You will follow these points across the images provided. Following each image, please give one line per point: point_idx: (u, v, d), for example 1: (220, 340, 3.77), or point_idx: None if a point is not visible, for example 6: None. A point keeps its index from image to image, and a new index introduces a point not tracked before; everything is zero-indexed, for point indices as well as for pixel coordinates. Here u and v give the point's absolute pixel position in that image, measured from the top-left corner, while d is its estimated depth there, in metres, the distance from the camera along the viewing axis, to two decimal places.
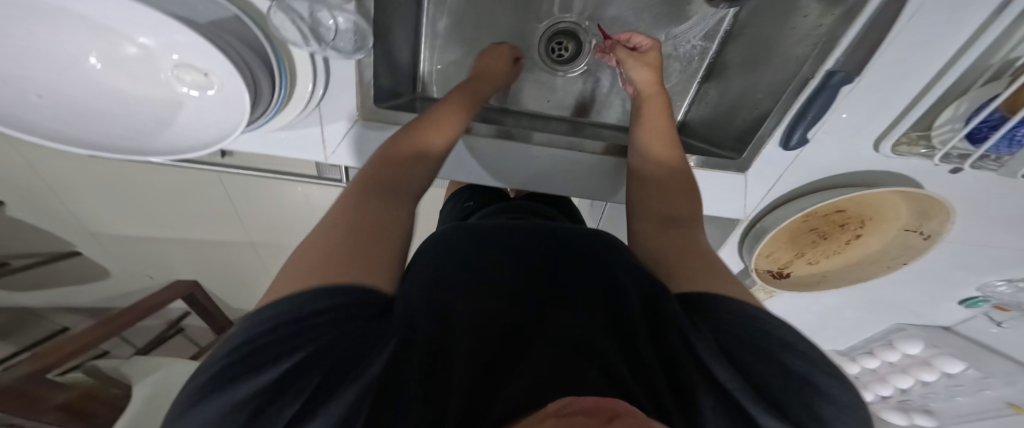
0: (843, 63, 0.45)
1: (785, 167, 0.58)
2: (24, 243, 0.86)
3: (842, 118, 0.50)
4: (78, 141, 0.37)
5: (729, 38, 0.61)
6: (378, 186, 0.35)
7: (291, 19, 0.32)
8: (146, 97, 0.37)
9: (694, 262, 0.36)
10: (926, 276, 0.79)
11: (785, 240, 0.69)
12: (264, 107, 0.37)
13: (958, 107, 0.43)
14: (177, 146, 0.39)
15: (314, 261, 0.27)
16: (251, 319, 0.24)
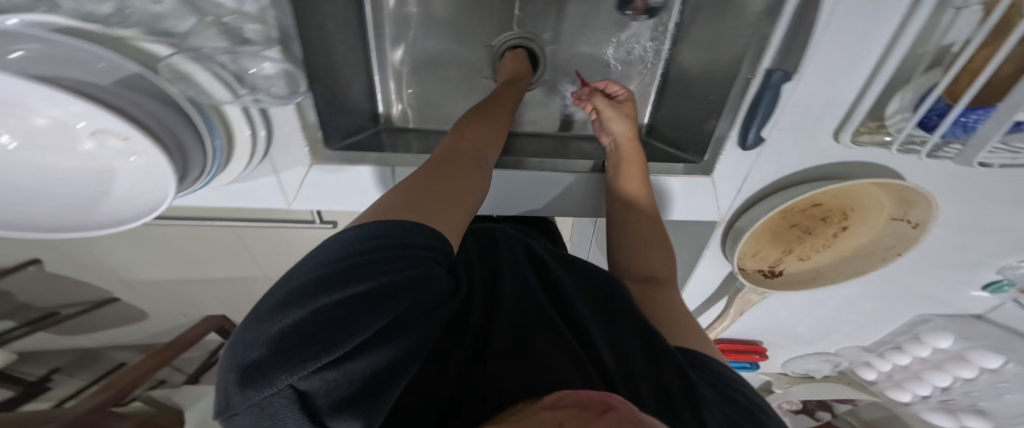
0: (780, 62, 0.44)
1: (750, 165, 0.56)
2: (69, 295, 0.95)
3: (794, 113, 0.49)
4: (30, 220, 0.40)
5: (678, 36, 0.59)
6: (439, 167, 0.44)
7: (208, 69, 0.35)
8: (77, 169, 0.39)
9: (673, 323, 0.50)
10: (940, 264, 0.73)
11: (768, 239, 0.67)
12: (193, 155, 0.38)
13: (903, 97, 0.41)
14: (121, 214, 0.42)
15: (401, 203, 0.36)
16: (346, 245, 0.31)
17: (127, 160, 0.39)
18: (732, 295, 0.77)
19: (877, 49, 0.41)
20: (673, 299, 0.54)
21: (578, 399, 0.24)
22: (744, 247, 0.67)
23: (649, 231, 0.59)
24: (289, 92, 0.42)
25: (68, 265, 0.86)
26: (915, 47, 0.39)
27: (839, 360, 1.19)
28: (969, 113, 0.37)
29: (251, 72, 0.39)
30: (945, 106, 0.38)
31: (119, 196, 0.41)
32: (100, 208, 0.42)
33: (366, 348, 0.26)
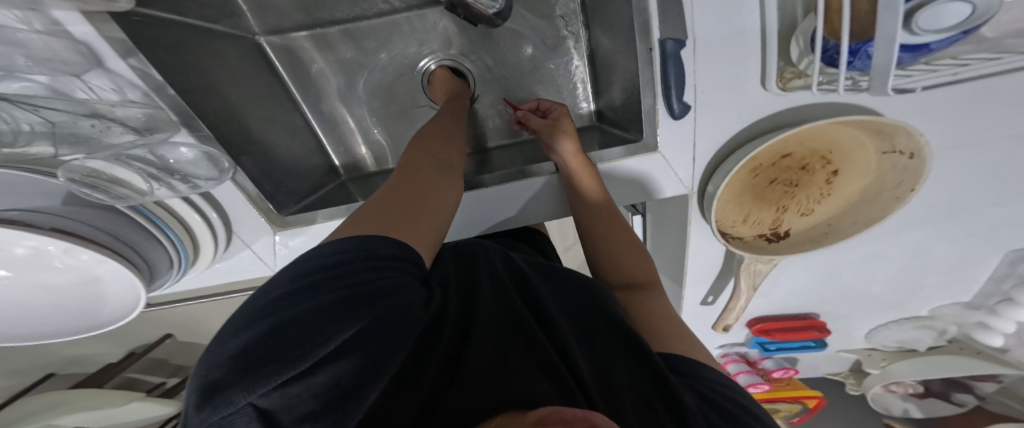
0: (667, 31, 0.46)
1: (693, 133, 0.53)
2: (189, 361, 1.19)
3: (706, 72, 0.48)
4: (81, 319, 0.56)
5: (588, 20, 0.63)
6: (407, 182, 0.48)
7: (131, 167, 0.49)
8: (69, 284, 0.51)
9: (660, 331, 0.46)
10: (979, 177, 0.59)
11: (752, 201, 0.58)
12: (151, 246, 0.51)
13: (799, 41, 0.42)
14: (121, 309, 0.54)
15: (369, 220, 0.41)
16: (309, 266, 0.35)
17: (101, 269, 0.49)
18: (735, 269, 0.67)
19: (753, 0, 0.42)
20: (655, 301, 0.52)
21: (562, 417, 0.23)
22: (728, 215, 0.59)
23: (614, 227, 0.60)
24: (213, 169, 0.54)
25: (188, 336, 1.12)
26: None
27: (942, 326, 0.90)
28: (857, 47, 0.36)
29: (172, 161, 0.53)
30: (835, 46, 0.38)
31: (111, 297, 0.53)
32: (103, 308, 0.54)
33: (327, 362, 0.29)
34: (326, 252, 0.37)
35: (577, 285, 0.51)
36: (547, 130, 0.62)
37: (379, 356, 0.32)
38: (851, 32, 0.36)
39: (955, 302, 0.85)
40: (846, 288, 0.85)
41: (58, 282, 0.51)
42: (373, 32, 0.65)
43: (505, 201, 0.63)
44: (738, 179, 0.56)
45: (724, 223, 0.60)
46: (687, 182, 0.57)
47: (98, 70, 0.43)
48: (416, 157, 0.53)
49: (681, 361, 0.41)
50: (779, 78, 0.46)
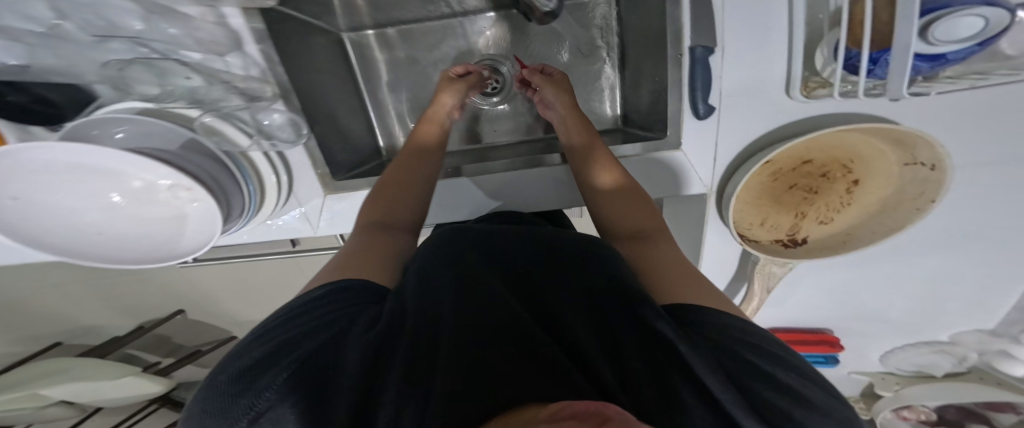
0: (698, 38, 0.48)
1: (716, 134, 0.55)
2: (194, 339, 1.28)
3: (733, 78, 0.50)
4: (141, 257, 0.54)
5: (622, 30, 0.67)
6: (375, 226, 0.54)
7: (233, 123, 0.51)
8: (161, 216, 0.52)
9: (675, 279, 0.43)
10: (999, 197, 0.60)
11: (771, 205, 0.60)
12: (240, 200, 0.53)
13: (824, 51, 0.44)
14: (191, 248, 0.53)
15: (333, 268, 0.47)
16: (255, 335, 0.39)
17: (191, 207, 0.51)
18: (750, 272, 0.67)
19: (783, 12, 0.45)
20: (662, 249, 0.48)
21: (576, 412, 0.21)
22: (745, 217, 0.61)
23: (623, 196, 0.56)
24: (295, 134, 0.58)
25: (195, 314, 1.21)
26: (815, 12, 0.44)
27: (962, 352, 0.86)
28: (878, 55, 0.38)
29: (265, 123, 0.56)
30: (856, 54, 0.40)
31: (189, 236, 0.53)
32: (176, 244, 0.53)
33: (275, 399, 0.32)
34: (263, 328, 0.40)
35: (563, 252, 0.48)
36: (547, 86, 0.64)
37: (334, 375, 0.34)
38: (871, 40, 0.38)
39: (977, 329, 0.82)
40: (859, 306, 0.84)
41: (147, 216, 0.52)
42: (428, 31, 0.71)
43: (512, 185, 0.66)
44: (757, 180, 0.58)
45: (742, 224, 0.62)
46: (707, 180, 0.59)
47: (236, 51, 0.51)
48: (392, 192, 0.59)
49: (700, 312, 0.37)
50: (802, 86, 0.47)
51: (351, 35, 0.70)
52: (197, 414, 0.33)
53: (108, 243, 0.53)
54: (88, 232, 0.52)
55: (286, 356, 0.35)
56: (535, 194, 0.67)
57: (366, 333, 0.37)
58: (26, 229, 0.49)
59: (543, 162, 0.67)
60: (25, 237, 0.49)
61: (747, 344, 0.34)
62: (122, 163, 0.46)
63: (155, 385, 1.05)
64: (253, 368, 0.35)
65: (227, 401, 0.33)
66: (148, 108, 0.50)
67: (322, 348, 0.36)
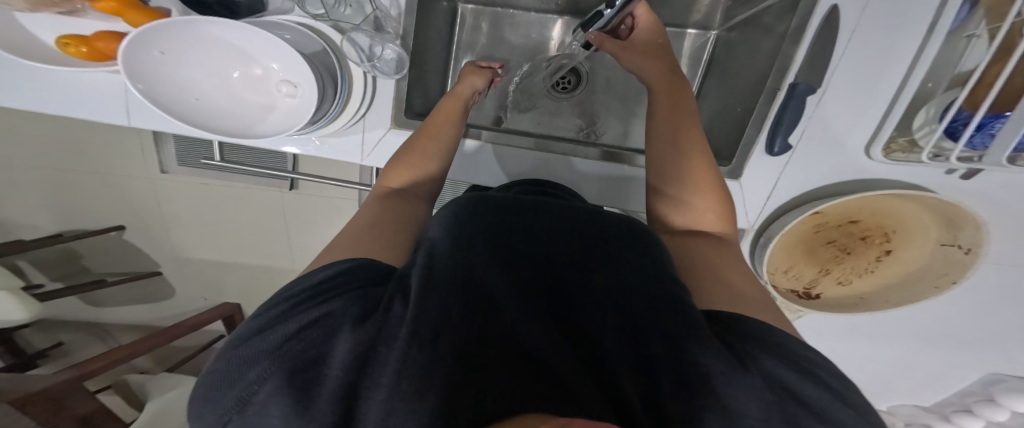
0: (803, 77, 0.50)
1: (781, 172, 0.55)
2: (128, 261, 1.19)
3: (819, 124, 0.52)
4: (215, 128, 0.49)
5: (709, 70, 0.64)
6: (391, 194, 0.52)
7: (354, 47, 0.54)
8: (256, 102, 0.51)
9: (733, 278, 0.41)
10: (991, 298, 0.66)
11: (802, 254, 0.65)
12: (328, 108, 0.52)
13: (928, 112, 0.46)
14: (267, 133, 0.49)
15: (351, 233, 0.45)
16: (260, 309, 0.36)
17: (286, 103, 0.51)
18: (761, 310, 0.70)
19: (900, 71, 0.48)
20: (722, 254, 0.44)
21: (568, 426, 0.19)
22: (775, 260, 0.65)
23: (704, 178, 0.48)
24: (395, 72, 0.56)
25: (140, 233, 1.11)
26: (928, 80, 0.47)
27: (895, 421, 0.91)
28: (989, 120, 0.39)
29: (378, 54, 0.56)
30: (965, 117, 0.41)
31: (268, 125, 0.50)
32: (254, 128, 0.50)
33: (277, 383, 0.29)
34: (271, 305, 0.36)
35: (595, 234, 0.42)
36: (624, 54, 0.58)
37: (335, 355, 0.31)
38: (992, 104, 0.40)
39: (914, 405, 0.91)
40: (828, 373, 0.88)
41: (242, 101, 0.51)
42: (526, 19, 0.76)
43: (547, 161, 0.70)
44: (805, 226, 0.62)
45: (770, 267, 0.66)
46: (751, 217, 0.58)
47: None
48: (409, 160, 0.55)
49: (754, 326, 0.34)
50: (884, 147, 0.50)
51: (469, 6, 0.75)
52: (201, 401, 0.31)
53: (198, 111, 0.49)
54: (182, 96, 0.49)
55: (290, 336, 0.32)
56: (572, 173, 0.70)
57: (363, 320, 0.33)
58: (150, 76, 0.46)
59: (581, 154, 0.69)
60: (142, 81, 0.45)
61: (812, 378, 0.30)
62: (262, 49, 0.47)
63: (20, 309, 0.99)
64: (249, 358, 0.31)
65: (225, 391, 0.30)
66: (310, 24, 0.53)
67: (316, 336, 0.32)
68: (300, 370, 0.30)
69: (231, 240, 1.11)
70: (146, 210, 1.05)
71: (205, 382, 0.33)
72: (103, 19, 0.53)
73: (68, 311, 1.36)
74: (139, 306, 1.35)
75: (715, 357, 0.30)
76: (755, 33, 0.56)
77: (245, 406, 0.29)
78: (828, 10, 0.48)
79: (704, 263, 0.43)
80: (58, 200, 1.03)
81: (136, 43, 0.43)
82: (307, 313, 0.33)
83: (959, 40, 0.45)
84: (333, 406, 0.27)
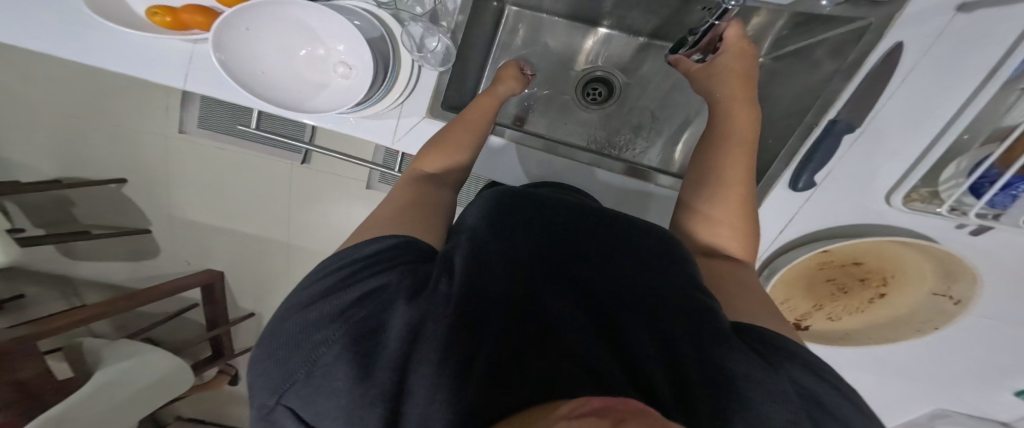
0: (846, 113, 0.50)
1: (799, 207, 0.57)
2: (118, 217, 1.14)
3: (844, 165, 0.53)
4: (272, 100, 0.48)
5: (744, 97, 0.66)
6: (420, 177, 0.51)
7: (406, 37, 0.54)
8: (314, 81, 0.51)
9: (741, 296, 0.43)
10: (968, 347, 0.71)
11: (802, 289, 0.70)
12: (377, 92, 0.52)
13: (959, 164, 0.46)
14: (319, 110, 0.49)
15: (381, 213, 0.44)
16: (313, 278, 0.36)
17: (339, 84, 0.51)
18: None
19: (941, 120, 0.48)
20: (741, 277, 0.46)
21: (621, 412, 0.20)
22: (777, 294, 0.70)
23: (728, 204, 0.49)
24: (440, 64, 0.56)
25: (139, 188, 1.09)
26: (966, 131, 0.48)
27: None
28: (1015, 181, 0.41)
29: (431, 46, 0.55)
30: (994, 174, 0.42)
31: (320, 103, 0.50)
32: (306, 104, 0.50)
33: (338, 351, 0.30)
34: (323, 273, 0.36)
35: (633, 236, 0.43)
36: (710, 80, 0.55)
37: (393, 329, 0.31)
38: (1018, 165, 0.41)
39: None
40: None
41: (302, 78, 0.51)
42: (568, 27, 0.77)
43: (571, 168, 0.70)
44: (809, 264, 0.66)
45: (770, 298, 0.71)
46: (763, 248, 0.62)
47: None
48: (440, 141, 0.53)
49: (782, 349, 0.34)
50: (905, 195, 0.51)
51: (514, 9, 0.76)
52: (262, 359, 0.32)
53: (260, 83, 0.48)
54: (251, 69, 0.48)
55: (345, 305, 0.32)
56: (594, 183, 0.71)
57: (416, 295, 0.33)
58: (229, 47, 0.46)
59: (605, 166, 0.70)
60: (223, 52, 0.46)
61: (840, 398, 0.31)
62: (331, 29, 0.48)
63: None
64: (308, 321, 0.32)
65: (284, 353, 0.31)
66: (373, 11, 0.54)
67: (372, 307, 0.32)
68: (360, 338, 0.30)
69: (232, 208, 1.09)
70: (156, 163, 1.04)
71: (264, 341, 0.34)
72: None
73: (46, 260, 1.31)
74: (119, 264, 1.30)
75: (746, 365, 0.32)
76: (795, 74, 0.58)
77: (310, 367, 0.30)
78: (890, 48, 0.46)
79: (723, 286, 0.44)
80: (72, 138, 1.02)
81: (227, 18, 0.44)
82: (360, 284, 0.34)
83: (1011, 93, 0.44)
84: (393, 375, 0.29)
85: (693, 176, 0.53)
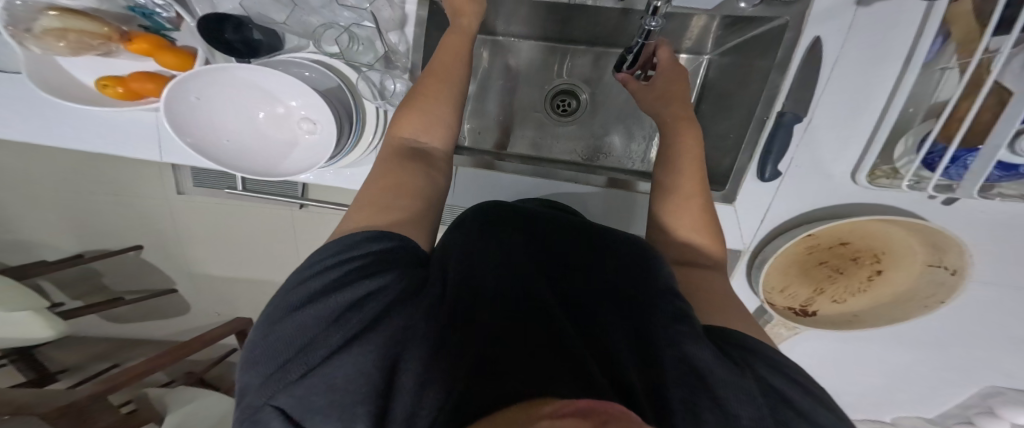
0: (791, 106, 0.51)
1: (772, 196, 0.57)
2: (145, 280, 1.23)
3: (804, 151, 0.54)
4: (243, 166, 0.54)
5: (702, 92, 0.67)
6: (404, 149, 0.50)
7: (369, 85, 0.57)
8: (280, 139, 0.56)
9: (712, 299, 0.43)
10: (990, 317, 0.67)
11: (797, 274, 0.68)
12: (345, 141, 0.56)
13: (907, 142, 0.48)
14: (292, 170, 0.54)
15: (365, 198, 0.44)
16: (303, 276, 0.38)
17: (307, 139, 0.55)
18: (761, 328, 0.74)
19: (881, 98, 0.49)
20: (711, 278, 0.47)
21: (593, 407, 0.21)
22: (771, 281, 0.68)
23: (691, 206, 0.51)
24: None
25: (156, 252, 1.15)
26: (910, 105, 0.48)
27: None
28: (962, 154, 0.42)
29: (393, 88, 0.60)
30: (941, 149, 0.43)
31: (292, 160, 0.55)
32: (281, 164, 0.55)
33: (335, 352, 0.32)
34: (314, 272, 0.38)
35: (608, 240, 0.47)
36: (647, 98, 0.59)
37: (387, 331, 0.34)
38: (963, 137, 0.42)
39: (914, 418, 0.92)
40: (831, 386, 0.90)
41: (270, 138, 0.56)
42: (528, 47, 0.80)
43: (549, 183, 0.73)
44: (795, 250, 0.65)
45: (766, 287, 0.69)
46: (748, 239, 0.61)
47: (398, 30, 0.59)
48: (415, 108, 0.52)
49: (739, 339, 0.36)
50: (869, 173, 0.52)
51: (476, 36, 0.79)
52: (251, 359, 0.34)
53: (230, 151, 0.54)
54: (217, 139, 0.54)
55: (343, 308, 0.35)
56: (573, 198, 0.73)
57: (407, 302, 0.36)
58: (188, 123, 0.52)
59: (583, 180, 0.72)
60: (189, 133, 0.52)
61: (800, 385, 0.32)
62: (285, 90, 0.52)
63: (45, 328, 1.04)
64: (305, 322, 0.33)
65: (277, 352, 0.33)
66: (324, 61, 0.56)
67: (366, 311, 0.35)
68: (355, 338, 0.33)
69: (246, 259, 1.15)
70: (164, 232, 1.09)
71: (257, 336, 0.35)
72: (134, 60, 0.58)
73: (90, 327, 1.41)
74: (155, 322, 1.39)
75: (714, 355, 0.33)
76: (743, 66, 0.59)
77: (302, 366, 0.31)
78: (810, 42, 0.49)
79: (699, 287, 0.45)
80: (80, 219, 1.07)
81: (176, 95, 0.49)
82: (355, 286, 0.36)
83: (933, 72, 0.46)
84: (381, 377, 0.31)
85: (662, 177, 0.54)
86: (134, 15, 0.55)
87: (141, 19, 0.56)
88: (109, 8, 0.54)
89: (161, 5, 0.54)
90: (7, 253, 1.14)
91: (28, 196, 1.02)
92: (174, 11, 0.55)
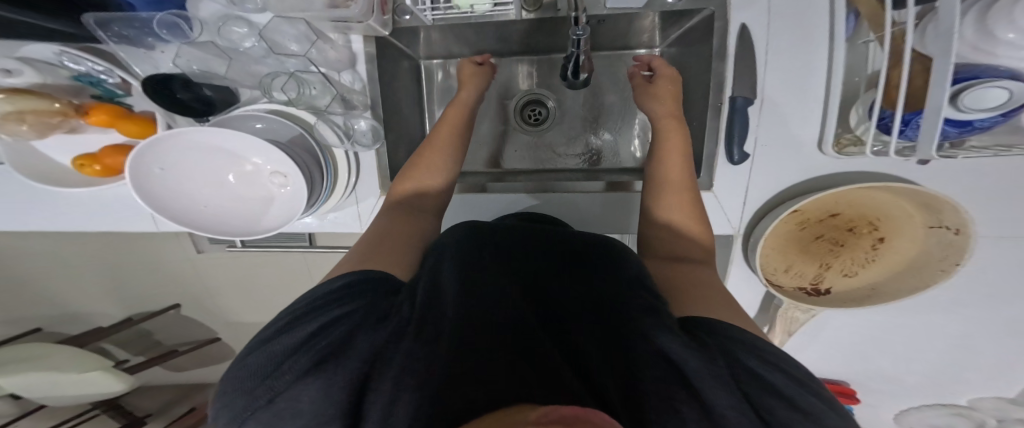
0: (739, 90, 0.51)
1: (747, 176, 0.55)
2: (190, 332, 1.35)
3: (762, 130, 0.53)
4: (225, 229, 0.61)
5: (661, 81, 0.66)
6: (400, 206, 0.57)
7: (332, 129, 0.62)
8: (254, 196, 0.62)
9: (701, 290, 0.42)
10: None
11: (798, 252, 0.64)
12: (319, 190, 0.61)
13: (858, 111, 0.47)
14: (272, 225, 0.60)
15: (366, 248, 0.49)
16: (282, 315, 0.40)
17: (281, 192, 0.61)
18: (773, 313, 0.71)
19: (822, 62, 0.49)
20: (698, 271, 0.45)
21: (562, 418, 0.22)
22: (770, 263, 0.65)
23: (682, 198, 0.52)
24: (373, 142, 0.65)
25: (193, 306, 1.26)
26: (851, 76, 0.47)
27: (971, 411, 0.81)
28: (910, 117, 0.41)
29: (354, 128, 0.65)
30: (890, 115, 0.42)
31: (269, 214, 0.61)
32: (262, 220, 0.61)
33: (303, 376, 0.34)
34: (293, 311, 0.40)
35: (578, 247, 0.48)
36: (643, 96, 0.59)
37: (356, 353, 0.35)
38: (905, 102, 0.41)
39: (997, 394, 0.81)
40: (878, 367, 0.82)
41: (242, 196, 0.62)
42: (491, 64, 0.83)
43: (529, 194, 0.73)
44: (785, 228, 0.63)
45: (767, 270, 0.65)
46: (736, 223, 0.58)
47: (349, 69, 0.63)
48: (415, 173, 0.60)
49: (712, 324, 0.35)
50: (835, 143, 0.50)
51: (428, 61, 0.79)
52: (227, 393, 0.35)
53: (211, 215, 0.61)
54: (196, 206, 0.61)
55: (315, 337, 0.37)
56: (557, 205, 0.73)
57: (376, 325, 0.38)
58: (161, 195, 0.58)
59: (565, 185, 0.72)
60: (165, 206, 0.58)
61: (772, 365, 0.31)
62: (247, 150, 0.58)
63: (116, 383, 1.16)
64: (275, 356, 0.36)
65: (252, 384, 0.34)
66: (282, 109, 0.61)
67: (335, 335, 0.37)
68: (322, 361, 0.34)
69: (274, 302, 1.23)
70: (198, 286, 1.20)
71: (235, 371, 0.37)
72: (101, 132, 0.66)
73: (154, 378, 1.57)
74: (206, 368, 1.52)
75: (679, 343, 0.32)
76: (692, 52, 0.58)
77: (273, 393, 0.33)
78: (737, 30, 0.50)
79: (683, 285, 0.43)
80: (124, 288, 1.20)
81: (140, 169, 0.55)
82: (327, 317, 0.38)
83: (858, 46, 0.46)
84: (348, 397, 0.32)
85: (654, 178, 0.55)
86: (83, 85, 0.61)
87: (93, 89, 0.61)
88: (58, 80, 0.60)
89: (104, 72, 0.59)
90: (74, 323, 1.30)
91: (81, 272, 1.15)
92: (115, 76, 0.59)
